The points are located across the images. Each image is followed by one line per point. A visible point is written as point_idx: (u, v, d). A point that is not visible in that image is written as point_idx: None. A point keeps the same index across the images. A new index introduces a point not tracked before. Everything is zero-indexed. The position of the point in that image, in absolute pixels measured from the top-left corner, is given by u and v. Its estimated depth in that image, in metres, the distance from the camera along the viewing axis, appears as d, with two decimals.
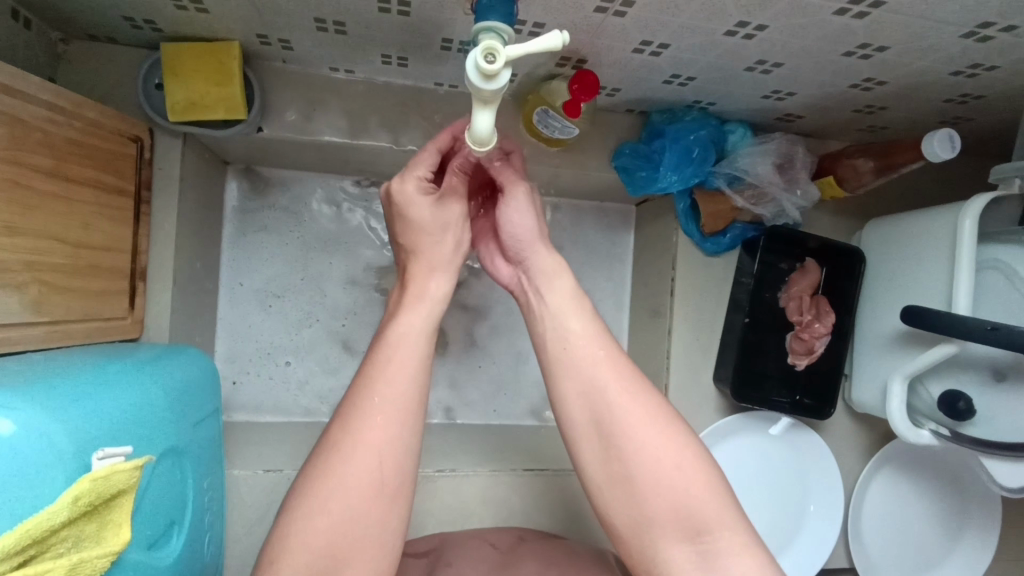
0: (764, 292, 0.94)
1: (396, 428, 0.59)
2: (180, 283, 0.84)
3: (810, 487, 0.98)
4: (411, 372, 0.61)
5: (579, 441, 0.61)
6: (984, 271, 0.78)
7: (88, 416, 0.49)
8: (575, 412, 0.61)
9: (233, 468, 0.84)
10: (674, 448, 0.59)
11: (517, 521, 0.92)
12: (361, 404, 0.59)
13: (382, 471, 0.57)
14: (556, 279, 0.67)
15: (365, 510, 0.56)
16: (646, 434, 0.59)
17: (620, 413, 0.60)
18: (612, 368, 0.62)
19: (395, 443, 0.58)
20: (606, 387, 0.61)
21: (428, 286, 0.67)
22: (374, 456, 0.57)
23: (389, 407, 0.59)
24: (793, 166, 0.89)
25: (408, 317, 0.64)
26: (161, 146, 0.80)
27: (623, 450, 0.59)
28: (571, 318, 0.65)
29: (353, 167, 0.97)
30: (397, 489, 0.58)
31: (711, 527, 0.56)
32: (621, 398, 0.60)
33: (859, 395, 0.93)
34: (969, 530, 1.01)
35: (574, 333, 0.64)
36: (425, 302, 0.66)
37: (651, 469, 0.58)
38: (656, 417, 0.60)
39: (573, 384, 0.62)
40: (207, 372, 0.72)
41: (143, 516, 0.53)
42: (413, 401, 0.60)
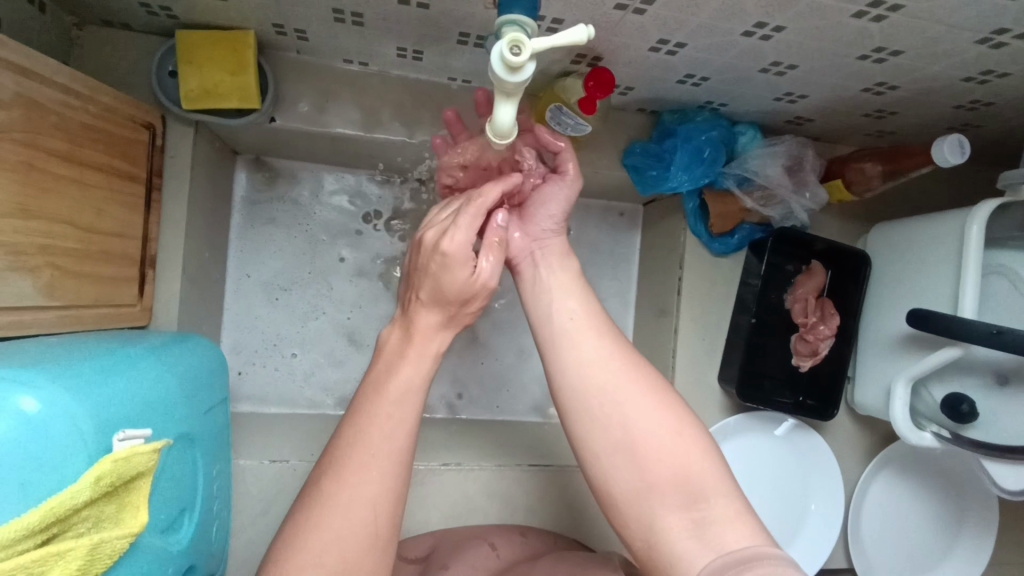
0: (770, 293, 0.95)
1: (390, 479, 0.56)
2: (189, 272, 0.84)
3: (812, 487, 0.99)
4: (406, 427, 0.59)
5: (580, 412, 0.61)
6: (990, 276, 0.79)
7: (107, 398, 0.49)
8: (575, 380, 0.62)
9: (239, 458, 0.83)
10: (673, 418, 0.59)
11: (521, 516, 0.92)
12: (357, 446, 0.57)
13: (376, 523, 0.55)
14: (564, 260, 0.70)
15: (358, 562, 0.53)
16: (648, 404, 0.60)
17: (623, 381, 0.61)
18: (612, 340, 0.64)
19: (388, 496, 0.56)
20: (608, 357, 0.62)
21: (434, 344, 0.64)
22: (369, 510, 0.54)
23: (382, 462, 0.56)
24: (802, 168, 0.89)
25: (404, 368, 0.61)
26: (173, 134, 0.80)
27: (624, 416, 0.59)
28: (575, 296, 0.67)
29: (363, 160, 0.97)
30: (389, 538, 0.56)
31: (707, 495, 0.55)
32: (623, 369, 0.61)
33: (862, 397, 0.94)
34: (966, 533, 1.01)
35: (579, 309, 0.66)
36: (424, 358, 0.63)
37: (650, 435, 0.58)
38: (655, 389, 0.61)
39: (576, 352, 0.63)
40: (216, 361, 0.72)
41: (159, 500, 0.53)
42: (404, 455, 0.58)
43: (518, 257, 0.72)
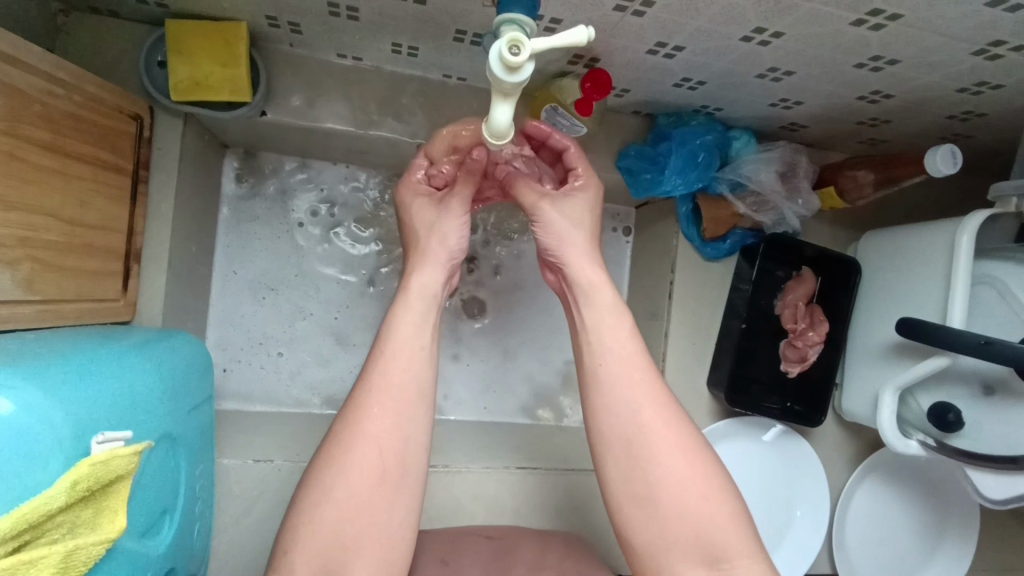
0: (761, 298, 0.94)
1: (396, 418, 0.60)
2: (174, 266, 0.83)
3: (798, 493, 0.99)
4: (407, 365, 0.63)
5: (613, 456, 0.63)
6: (978, 286, 0.80)
7: (85, 398, 0.47)
8: (608, 431, 0.63)
9: (223, 456, 0.81)
10: (704, 478, 0.61)
11: (508, 520, 0.91)
12: (369, 390, 0.61)
13: (383, 461, 0.59)
14: (601, 293, 0.68)
15: (367, 498, 0.58)
16: (679, 462, 0.61)
17: (654, 438, 0.62)
18: (649, 392, 0.64)
19: (392, 433, 0.60)
20: (641, 411, 0.63)
21: (415, 281, 0.67)
22: (374, 447, 0.59)
23: (385, 399, 0.61)
24: (795, 175, 0.89)
25: (403, 315, 0.65)
26: (161, 126, 0.78)
27: (651, 473, 0.61)
28: (618, 337, 0.66)
29: (355, 156, 0.96)
30: (402, 477, 0.60)
31: (730, 555, 0.58)
32: (655, 424, 0.62)
33: (850, 404, 0.94)
34: (948, 541, 1.02)
35: (619, 347, 0.66)
36: (421, 299, 0.66)
37: (678, 494, 0.60)
38: (688, 446, 0.62)
39: (608, 403, 0.64)
40: (202, 359, 0.71)
41: (137, 503, 0.52)
42: (410, 393, 0.62)
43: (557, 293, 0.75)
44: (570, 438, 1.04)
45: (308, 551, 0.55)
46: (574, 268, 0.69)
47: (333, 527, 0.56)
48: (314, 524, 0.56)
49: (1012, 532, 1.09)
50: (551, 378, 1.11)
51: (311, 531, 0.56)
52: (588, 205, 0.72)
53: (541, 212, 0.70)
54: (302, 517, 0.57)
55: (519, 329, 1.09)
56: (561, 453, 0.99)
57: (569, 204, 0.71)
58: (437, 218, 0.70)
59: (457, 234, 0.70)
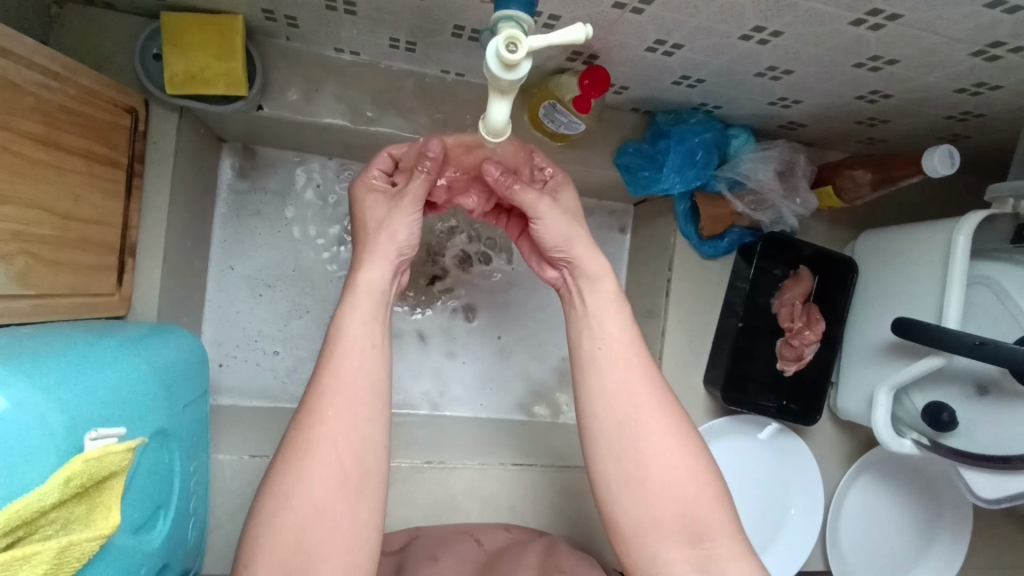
0: (758, 297, 0.95)
1: (352, 420, 0.60)
2: (170, 260, 0.82)
3: (792, 491, 1.00)
4: (361, 367, 0.62)
5: (602, 440, 0.63)
6: (975, 287, 0.80)
7: (78, 394, 0.47)
8: (603, 413, 0.63)
9: (218, 452, 0.81)
10: (689, 459, 0.62)
11: (503, 516, 0.91)
12: (322, 394, 0.60)
13: (342, 465, 0.59)
14: (601, 281, 0.67)
15: (328, 502, 0.57)
16: (667, 443, 0.62)
17: (646, 419, 0.62)
18: (646, 376, 0.64)
19: (349, 435, 0.59)
20: (635, 393, 0.63)
21: (360, 277, 0.65)
22: (331, 450, 0.58)
23: (340, 402, 0.60)
24: (794, 173, 0.89)
25: (350, 315, 0.64)
26: (156, 120, 0.77)
27: (641, 451, 0.61)
28: (618, 322, 0.66)
29: (351, 151, 0.96)
30: (361, 479, 0.59)
31: (711, 534, 0.59)
32: (649, 406, 0.63)
33: (845, 403, 0.95)
34: (941, 540, 1.03)
35: (617, 333, 0.66)
36: (368, 296, 0.65)
37: (664, 473, 0.60)
38: (677, 428, 0.63)
39: (603, 385, 0.64)
40: (196, 353, 0.71)
41: (132, 499, 0.52)
42: (363, 393, 0.61)
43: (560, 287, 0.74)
44: (566, 435, 1.05)
45: (273, 559, 0.55)
46: (579, 254, 0.68)
47: (294, 534, 0.56)
48: (274, 534, 0.56)
49: (1004, 530, 1.09)
50: (548, 375, 1.11)
51: (273, 540, 0.56)
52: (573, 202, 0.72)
53: (541, 212, 0.67)
54: (262, 527, 0.57)
55: (516, 327, 1.09)
56: (556, 450, 0.99)
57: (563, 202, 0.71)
58: (388, 214, 0.67)
59: (408, 230, 0.67)
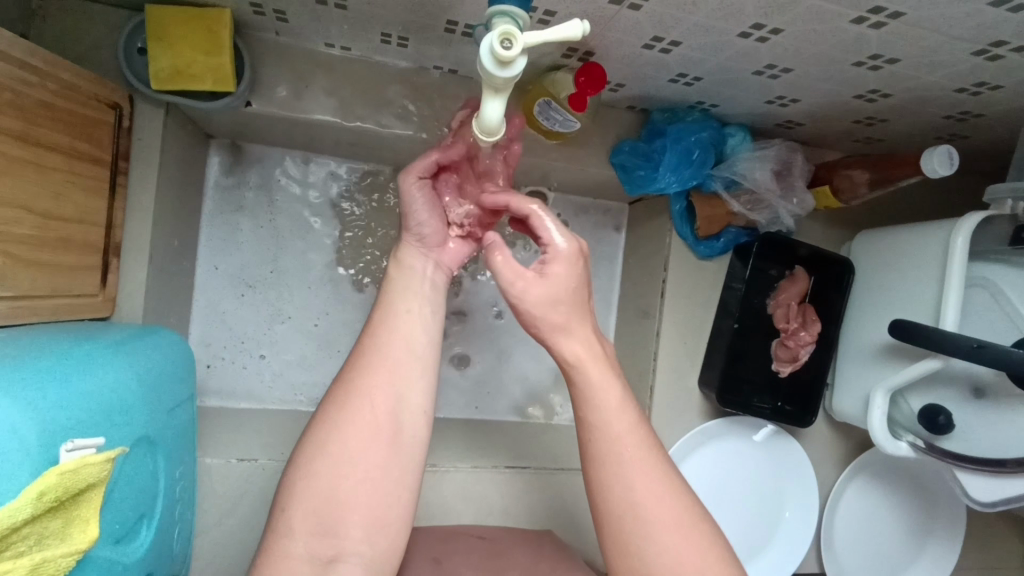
0: (754, 297, 0.94)
1: (393, 377, 0.61)
2: (156, 260, 0.80)
3: (786, 492, 0.99)
4: (406, 326, 0.63)
5: (607, 529, 0.60)
6: (972, 288, 0.80)
7: (53, 402, 0.46)
8: (604, 511, 0.60)
9: (205, 455, 0.80)
10: (698, 552, 0.58)
11: (497, 520, 0.90)
12: (365, 350, 0.62)
13: (377, 417, 0.59)
14: (591, 371, 0.61)
15: (362, 455, 0.58)
16: (673, 539, 0.58)
17: (649, 517, 0.58)
18: (650, 470, 0.60)
19: (388, 390, 0.60)
20: (635, 490, 0.59)
21: (403, 256, 0.69)
22: (368, 403, 0.60)
23: (382, 359, 0.61)
24: (790, 173, 0.88)
25: (397, 284, 0.67)
26: (141, 116, 0.75)
27: (644, 550, 0.58)
28: (610, 414, 0.61)
29: (343, 149, 0.94)
30: (396, 435, 0.60)
31: None
32: (653, 502, 0.59)
33: (840, 405, 0.94)
34: (934, 542, 1.03)
35: (613, 426, 0.61)
36: (410, 273, 0.68)
37: (670, 567, 0.57)
38: (683, 522, 0.59)
39: (603, 479, 0.60)
40: (182, 356, 0.70)
41: (113, 509, 0.50)
42: (404, 351, 0.62)
43: None
44: (560, 436, 1.04)
45: (305, 505, 0.57)
46: (554, 345, 0.62)
47: (325, 484, 0.57)
48: (309, 484, 0.57)
49: (995, 531, 1.10)
50: (544, 376, 1.10)
51: (308, 486, 0.57)
52: (568, 279, 0.61)
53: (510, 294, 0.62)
54: (296, 477, 0.58)
55: (510, 327, 1.08)
56: (550, 452, 0.98)
57: (544, 285, 0.61)
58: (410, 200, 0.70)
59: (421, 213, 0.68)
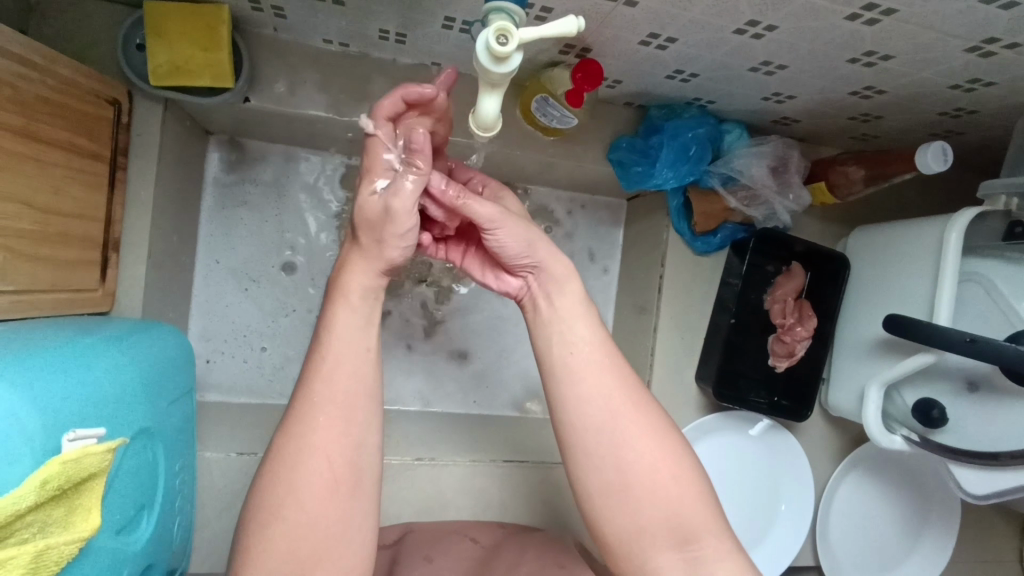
0: (750, 293, 0.95)
1: (344, 427, 0.59)
2: (155, 255, 0.81)
3: (783, 485, 1.00)
4: (353, 370, 0.60)
5: (582, 449, 0.62)
6: (965, 283, 0.80)
7: (53, 394, 0.46)
8: (579, 425, 0.62)
9: (204, 449, 0.80)
10: (670, 457, 0.62)
11: (495, 513, 0.91)
12: (313, 401, 0.59)
13: (334, 472, 0.58)
14: (568, 282, 0.66)
15: (322, 511, 0.57)
16: (646, 446, 0.62)
17: (624, 424, 0.62)
18: (617, 376, 0.63)
19: (342, 442, 0.59)
20: (610, 396, 0.62)
21: (351, 281, 0.62)
22: (323, 458, 0.58)
23: (331, 409, 0.59)
24: (787, 169, 0.89)
25: (342, 318, 0.62)
26: (140, 111, 0.76)
27: (621, 457, 0.61)
28: (583, 322, 0.65)
29: (342, 144, 0.94)
30: (353, 486, 0.59)
31: (698, 536, 0.60)
32: (626, 408, 0.62)
33: (835, 399, 0.95)
34: (927, 536, 1.05)
35: (586, 334, 0.64)
36: (358, 301, 0.62)
37: (643, 475, 0.61)
38: (651, 426, 0.63)
39: (574, 392, 0.62)
40: (179, 350, 0.70)
41: (116, 498, 0.50)
42: (355, 398, 0.60)
43: (523, 297, 0.69)
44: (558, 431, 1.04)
45: (268, 562, 0.56)
46: (543, 257, 0.65)
47: (285, 545, 0.56)
48: (267, 545, 0.56)
49: (989, 525, 1.10)
50: None
51: (265, 550, 0.56)
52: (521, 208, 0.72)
53: (499, 223, 0.64)
54: (253, 536, 0.57)
55: (508, 323, 1.09)
56: (548, 447, 0.99)
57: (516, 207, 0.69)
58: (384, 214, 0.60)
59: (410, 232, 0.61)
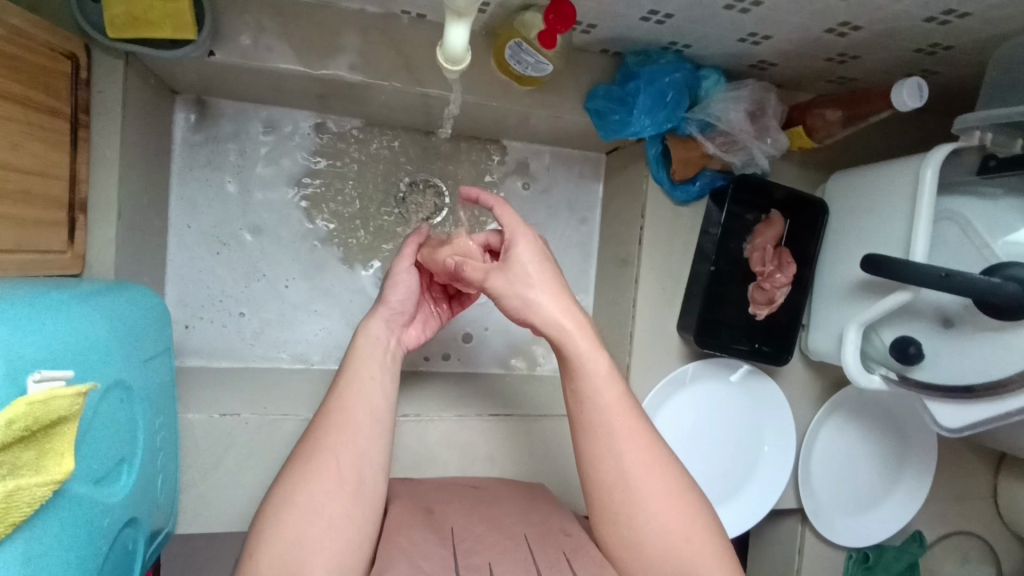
0: (730, 242, 0.95)
1: (355, 438, 0.65)
2: (126, 217, 0.79)
3: (764, 429, 1.02)
4: (367, 390, 0.68)
5: (601, 500, 0.66)
6: (941, 222, 0.81)
7: (17, 342, 0.45)
8: (598, 478, 0.66)
9: (187, 411, 0.80)
10: (683, 517, 0.65)
11: (483, 467, 0.92)
12: (329, 414, 0.66)
13: (341, 472, 0.63)
14: (573, 339, 0.66)
15: (326, 503, 0.61)
16: (660, 508, 0.65)
17: (638, 483, 0.65)
18: (632, 436, 0.66)
19: (352, 449, 0.64)
20: (624, 458, 0.66)
21: (367, 327, 0.73)
22: (332, 458, 0.63)
23: (343, 421, 0.65)
24: (764, 114, 0.88)
25: (359, 346, 0.71)
26: (100, 67, 0.73)
27: (633, 517, 0.65)
28: (600, 381, 0.66)
29: (311, 101, 0.92)
30: (358, 488, 0.63)
31: None
32: (639, 468, 0.66)
33: (816, 343, 0.96)
34: (905, 478, 1.08)
35: (603, 394, 0.66)
36: (372, 342, 0.71)
37: (656, 537, 0.64)
38: (668, 488, 0.66)
39: (591, 451, 0.67)
40: (153, 308, 0.69)
41: (91, 448, 0.50)
42: (367, 412, 0.66)
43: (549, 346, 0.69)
44: (544, 386, 1.05)
45: (272, 548, 0.58)
46: (540, 319, 0.65)
47: (289, 534, 0.59)
48: (275, 535, 0.59)
49: (963, 462, 1.14)
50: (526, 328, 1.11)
51: (272, 536, 0.59)
52: (532, 252, 0.67)
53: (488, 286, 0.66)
54: (266, 524, 0.60)
55: None
56: (534, 401, 1.00)
57: (515, 264, 0.65)
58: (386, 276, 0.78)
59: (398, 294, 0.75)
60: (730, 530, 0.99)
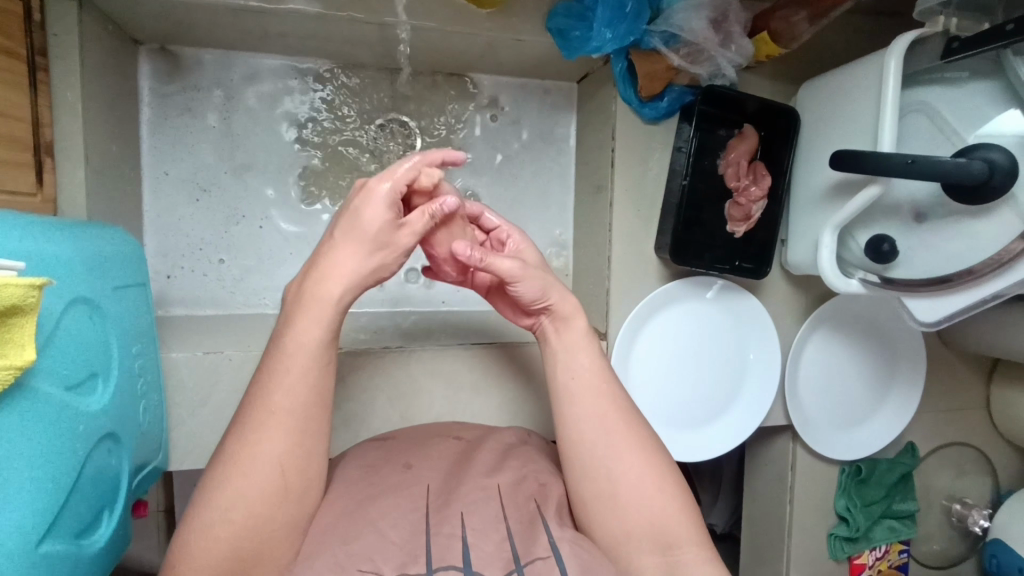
0: (704, 159, 0.94)
1: (297, 440, 0.60)
2: (95, 163, 0.80)
3: (744, 347, 1.02)
4: (307, 382, 0.61)
5: (580, 455, 0.68)
6: (910, 115, 0.80)
7: None
8: (577, 437, 0.68)
9: (171, 351, 0.82)
10: (655, 470, 0.67)
11: (468, 395, 0.93)
12: (260, 410, 0.60)
13: (284, 479, 0.59)
14: (574, 320, 0.72)
15: (269, 514, 0.58)
16: (636, 460, 0.67)
17: (615, 440, 0.67)
18: (613, 398, 0.69)
19: (294, 453, 0.60)
20: (605, 417, 0.68)
21: (324, 289, 0.62)
22: (274, 466, 0.59)
23: (282, 420, 0.59)
24: (727, 20, 0.87)
25: (303, 325, 0.62)
26: (53, 10, 0.73)
27: (611, 472, 0.66)
28: (575, 353, 0.71)
29: (273, 41, 0.91)
30: (300, 491, 0.60)
31: (679, 543, 0.65)
32: (617, 426, 0.68)
33: (795, 255, 0.96)
34: (895, 391, 1.09)
35: (578, 364, 0.70)
36: (318, 303, 0.61)
37: (633, 489, 0.66)
38: (643, 446, 0.68)
39: (574, 412, 0.69)
40: (125, 245, 0.69)
41: (55, 355, 0.51)
42: (307, 407, 0.61)
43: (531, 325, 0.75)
44: None
45: (204, 563, 0.55)
46: (559, 300, 0.71)
47: (226, 545, 0.56)
48: (209, 544, 0.55)
49: (953, 374, 1.14)
50: None
51: (205, 547, 0.55)
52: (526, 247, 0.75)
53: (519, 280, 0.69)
54: (192, 532, 0.56)
55: None
56: (517, 331, 1.00)
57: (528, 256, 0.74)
58: (386, 242, 0.62)
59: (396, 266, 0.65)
60: (713, 453, 1.01)
